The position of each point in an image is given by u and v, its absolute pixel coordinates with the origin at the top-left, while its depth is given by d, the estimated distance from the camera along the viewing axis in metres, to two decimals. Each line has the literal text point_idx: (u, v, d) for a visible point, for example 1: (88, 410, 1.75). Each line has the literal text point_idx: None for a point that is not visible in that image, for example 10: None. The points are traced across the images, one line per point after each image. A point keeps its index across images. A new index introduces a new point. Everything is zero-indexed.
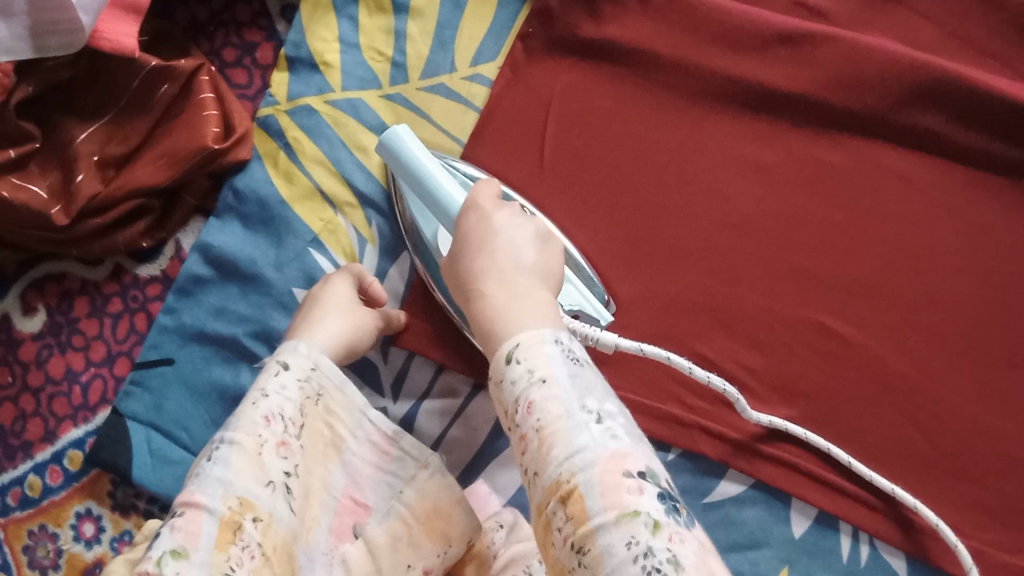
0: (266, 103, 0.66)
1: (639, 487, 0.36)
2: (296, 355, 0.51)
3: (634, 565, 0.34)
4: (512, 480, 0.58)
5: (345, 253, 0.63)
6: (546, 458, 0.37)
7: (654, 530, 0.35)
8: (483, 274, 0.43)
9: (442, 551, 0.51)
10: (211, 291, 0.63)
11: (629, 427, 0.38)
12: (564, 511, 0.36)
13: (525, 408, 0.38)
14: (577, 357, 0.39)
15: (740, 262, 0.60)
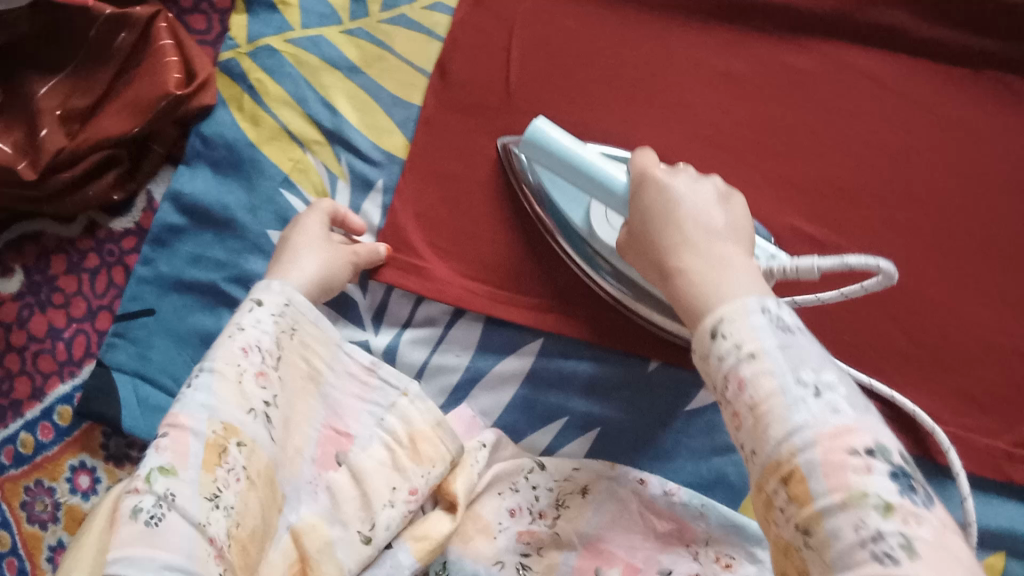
0: (227, 47, 0.65)
1: (867, 467, 0.32)
2: (268, 291, 0.51)
3: (863, 549, 0.31)
4: (496, 403, 0.59)
5: (316, 190, 0.62)
6: (761, 437, 0.35)
7: (887, 513, 0.31)
8: (677, 248, 0.43)
9: (426, 473, 0.51)
10: (187, 240, 0.63)
11: (854, 397, 0.35)
12: (786, 492, 0.34)
13: (734, 385, 0.36)
14: (788, 324, 0.37)
15: (714, 172, 0.59)
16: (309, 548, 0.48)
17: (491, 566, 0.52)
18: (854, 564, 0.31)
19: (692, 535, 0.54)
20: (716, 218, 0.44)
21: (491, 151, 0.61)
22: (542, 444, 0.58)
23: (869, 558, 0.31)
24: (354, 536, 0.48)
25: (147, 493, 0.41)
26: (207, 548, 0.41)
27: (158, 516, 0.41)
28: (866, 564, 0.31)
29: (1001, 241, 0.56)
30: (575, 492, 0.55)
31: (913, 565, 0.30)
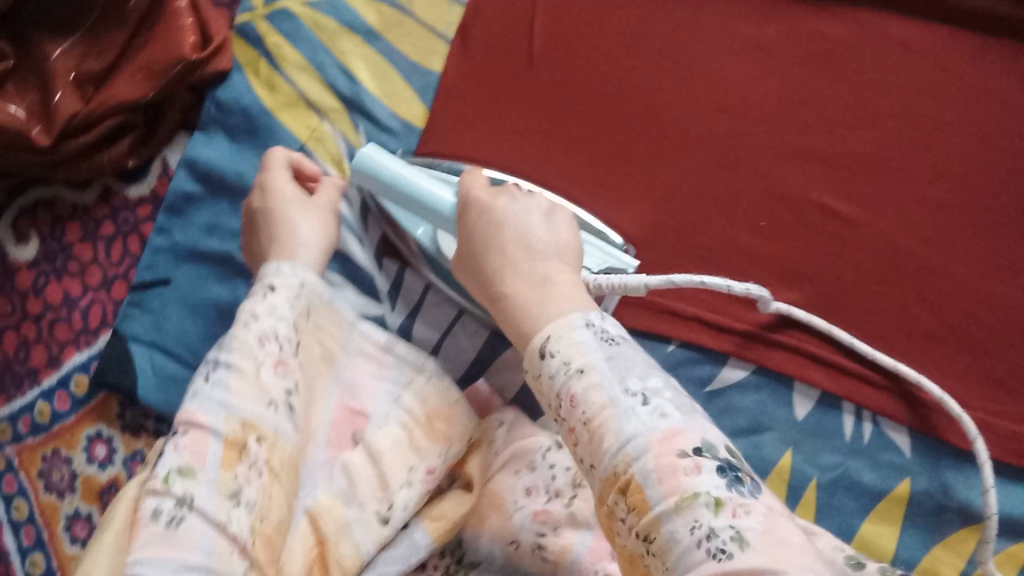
0: (243, 10, 0.63)
1: (695, 466, 0.35)
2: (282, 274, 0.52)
3: (700, 548, 0.33)
4: (513, 381, 0.58)
5: (332, 160, 0.61)
6: (598, 451, 0.37)
7: (717, 510, 0.34)
8: (501, 273, 0.44)
9: (442, 451, 0.51)
10: (202, 209, 0.62)
11: (677, 401, 0.37)
12: (625, 502, 0.36)
13: (568, 401, 0.38)
14: (612, 337, 0.39)
15: (739, 146, 0.57)
16: (328, 532, 0.47)
17: (507, 546, 0.50)
18: (694, 564, 0.33)
19: None
20: (536, 236, 0.45)
21: (512, 120, 0.60)
22: (561, 421, 0.57)
23: (706, 557, 0.33)
24: (373, 516, 0.48)
25: (166, 495, 0.42)
26: (229, 543, 0.41)
27: (178, 517, 0.41)
28: (705, 561, 0.33)
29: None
30: None
31: (747, 554, 0.32)
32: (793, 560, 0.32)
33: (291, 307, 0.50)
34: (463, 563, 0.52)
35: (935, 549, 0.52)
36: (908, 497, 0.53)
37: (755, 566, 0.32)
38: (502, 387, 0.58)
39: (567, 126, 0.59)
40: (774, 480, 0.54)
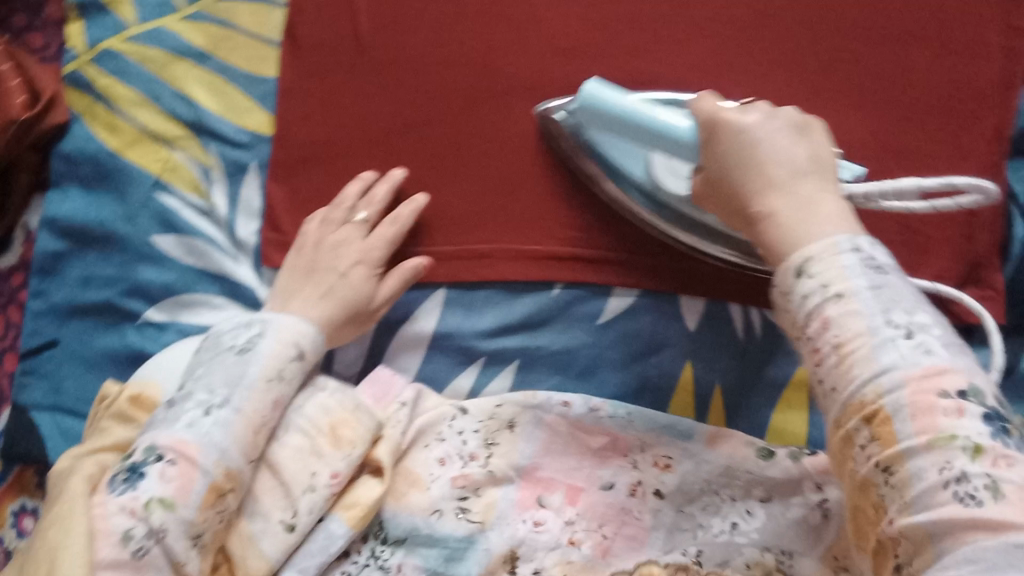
0: (68, 60, 0.63)
1: (958, 412, 0.36)
2: (266, 339, 0.53)
3: (947, 491, 0.35)
4: (412, 357, 0.60)
5: (192, 187, 0.61)
6: (845, 376, 0.39)
7: (975, 456, 0.35)
8: (762, 194, 0.44)
9: (346, 455, 0.52)
10: (73, 263, 0.62)
11: (945, 337, 0.38)
12: (869, 431, 0.38)
13: (819, 323, 0.40)
14: (879, 262, 0.40)
15: (578, 83, 0.59)
16: (235, 552, 0.50)
17: (428, 516, 0.53)
18: (935, 504, 0.35)
19: (626, 445, 0.56)
20: (798, 154, 0.44)
21: (358, 108, 0.60)
22: (466, 386, 0.59)
23: (953, 499, 0.35)
24: (279, 525, 0.50)
25: (140, 521, 0.46)
26: None
27: (145, 548, 0.45)
28: (949, 505, 0.35)
29: (859, 89, 0.58)
30: (502, 429, 0.57)
31: (994, 507, 0.34)
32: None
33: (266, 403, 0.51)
34: (388, 542, 0.53)
35: None
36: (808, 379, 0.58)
37: (1000, 520, 0.34)
38: (405, 367, 0.60)
39: (412, 102, 0.60)
40: (680, 396, 0.58)
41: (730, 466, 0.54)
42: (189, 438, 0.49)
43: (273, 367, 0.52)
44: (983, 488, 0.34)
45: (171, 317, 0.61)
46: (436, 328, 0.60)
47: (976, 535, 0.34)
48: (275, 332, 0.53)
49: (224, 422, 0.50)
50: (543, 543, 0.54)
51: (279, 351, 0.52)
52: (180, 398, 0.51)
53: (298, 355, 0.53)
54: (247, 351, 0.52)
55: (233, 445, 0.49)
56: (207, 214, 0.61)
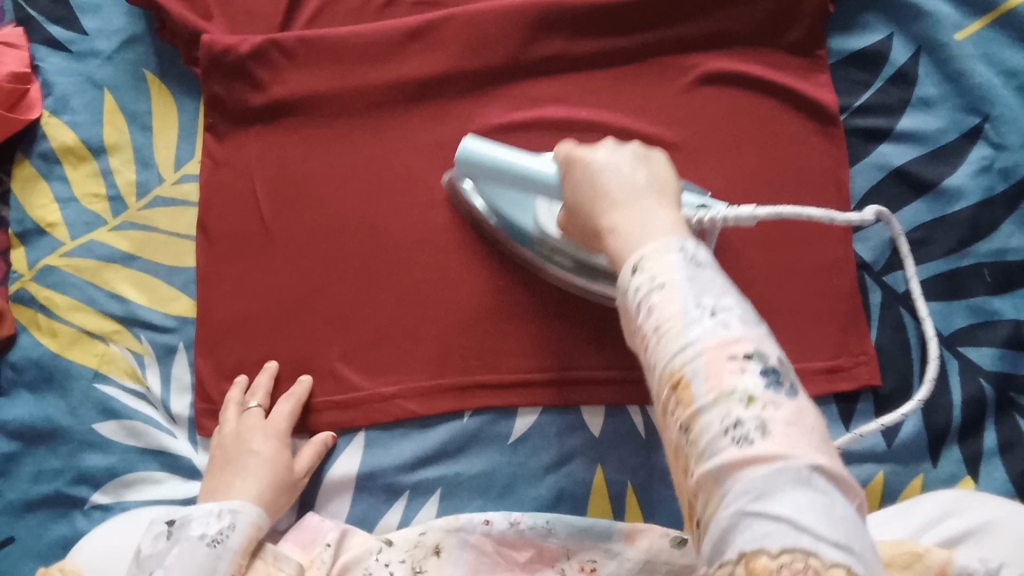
0: (13, 281, 0.70)
1: (740, 368, 0.35)
2: (235, 532, 0.55)
3: (725, 437, 0.35)
4: (342, 501, 0.62)
5: (129, 373, 0.66)
6: (661, 353, 0.38)
7: (749, 403, 0.35)
8: (608, 210, 0.46)
9: None
10: (24, 460, 0.64)
11: (750, 315, 0.38)
12: (675, 398, 0.37)
13: (643, 310, 0.39)
14: (700, 260, 0.40)
15: (457, 228, 0.67)
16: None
17: None
18: (720, 451, 0.35)
19: (551, 553, 0.58)
20: (647, 183, 0.47)
21: (268, 284, 0.68)
22: (396, 519, 0.61)
23: (731, 443, 0.34)
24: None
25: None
26: None
27: None
28: (728, 449, 0.34)
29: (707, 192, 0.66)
30: (429, 554, 0.58)
31: (765, 443, 0.34)
32: (804, 444, 0.34)
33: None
34: None
35: None
36: None
37: (767, 454, 0.34)
38: (335, 512, 0.62)
39: (316, 269, 0.67)
40: (596, 500, 0.61)
41: (650, 560, 0.56)
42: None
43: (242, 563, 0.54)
44: (755, 426, 0.34)
45: (117, 497, 0.63)
46: (356, 477, 0.62)
47: (749, 469, 0.33)
48: (244, 525, 0.55)
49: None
50: None
51: (249, 544, 0.55)
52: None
53: (261, 547, 0.56)
54: (217, 542, 0.54)
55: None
56: (143, 397, 0.66)
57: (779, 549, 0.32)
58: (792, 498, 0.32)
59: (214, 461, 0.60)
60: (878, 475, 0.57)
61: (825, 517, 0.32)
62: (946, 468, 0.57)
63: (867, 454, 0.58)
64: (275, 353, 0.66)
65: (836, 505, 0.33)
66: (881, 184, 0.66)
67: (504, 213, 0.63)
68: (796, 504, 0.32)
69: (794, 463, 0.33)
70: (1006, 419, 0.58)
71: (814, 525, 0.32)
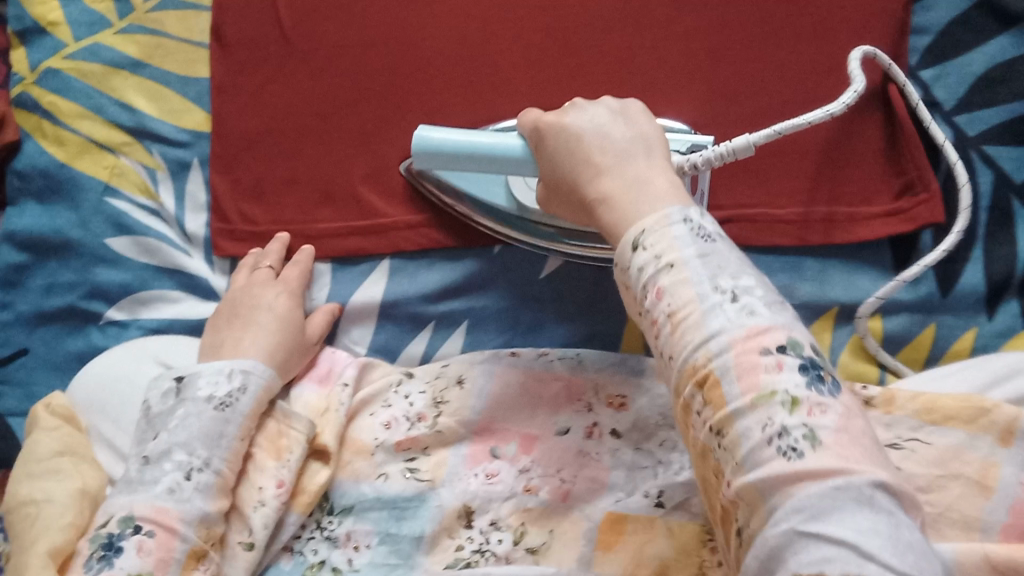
0: (15, 84, 0.66)
1: (774, 365, 0.37)
2: (248, 396, 0.51)
3: (771, 446, 0.36)
4: (363, 330, 0.60)
5: (140, 189, 0.63)
6: (679, 343, 0.40)
7: (791, 408, 0.36)
8: (596, 181, 0.48)
9: (286, 463, 0.52)
10: (35, 274, 0.63)
11: (768, 298, 0.40)
12: (702, 395, 0.39)
13: (654, 294, 0.41)
14: (707, 233, 0.42)
15: (494, 46, 0.62)
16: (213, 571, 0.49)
17: (374, 480, 0.54)
18: (763, 461, 0.36)
19: (579, 389, 0.56)
20: (627, 136, 0.49)
21: (287, 99, 0.63)
22: (419, 351, 0.59)
23: (777, 455, 0.35)
24: (237, 547, 0.50)
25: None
26: None
27: None
28: (773, 459, 0.35)
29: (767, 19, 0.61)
30: (450, 385, 0.56)
31: (813, 454, 0.35)
32: (860, 459, 0.35)
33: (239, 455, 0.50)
34: (334, 512, 0.54)
35: None
36: None
37: (821, 468, 0.34)
38: (357, 341, 0.60)
39: (341, 87, 0.63)
40: (629, 343, 0.58)
41: None
42: (170, 506, 0.47)
43: (251, 425, 0.51)
44: (802, 438, 0.35)
45: (132, 315, 0.62)
46: (378, 307, 0.60)
47: (800, 487, 0.34)
48: (257, 390, 0.52)
49: (207, 486, 0.48)
50: (498, 494, 0.53)
51: (261, 408, 0.52)
52: (156, 458, 0.49)
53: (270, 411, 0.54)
54: (227, 407, 0.51)
55: (212, 501, 0.48)
56: (156, 214, 0.63)
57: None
58: (851, 520, 0.33)
59: (213, 318, 0.58)
60: (928, 327, 0.55)
61: (891, 546, 0.32)
62: (1003, 321, 0.54)
63: (916, 303, 0.55)
64: (295, 172, 0.62)
65: (901, 525, 0.33)
66: (961, 17, 0.61)
67: (471, 195, 0.59)
68: (861, 519, 0.33)
69: (859, 485, 0.34)
70: None
71: (881, 555, 0.32)
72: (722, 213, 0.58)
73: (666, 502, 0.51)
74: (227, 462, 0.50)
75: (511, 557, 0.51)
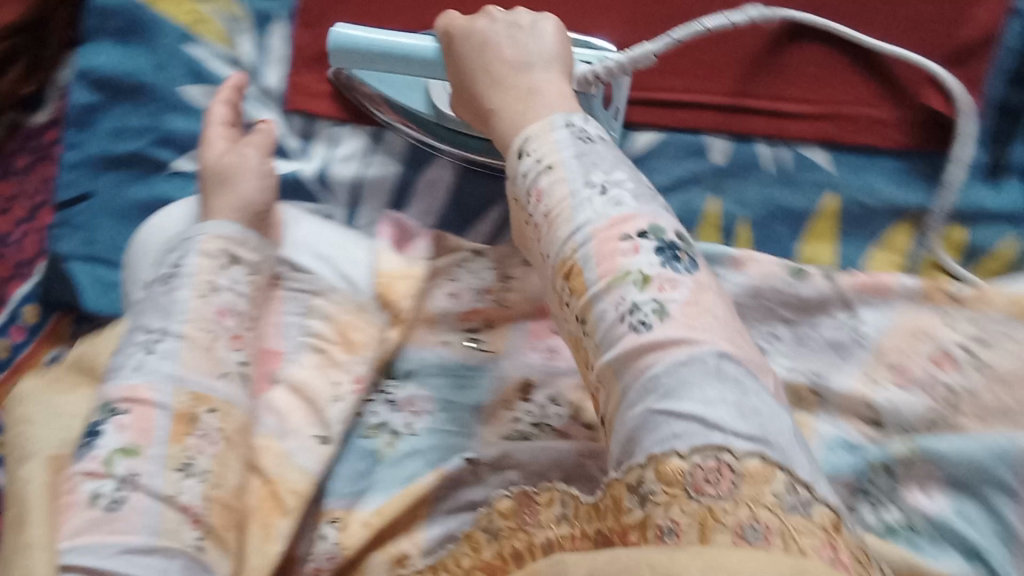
0: None
1: (630, 248, 0.38)
2: (189, 257, 0.52)
3: (622, 322, 0.37)
4: (431, 207, 0.61)
5: (220, 39, 0.63)
6: (553, 238, 0.41)
7: (641, 286, 0.38)
8: (485, 95, 0.49)
9: (365, 359, 0.52)
10: (105, 115, 0.62)
11: (637, 190, 0.41)
12: (568, 285, 0.40)
13: (535, 197, 0.43)
14: (587, 137, 0.44)
15: None
16: (269, 468, 0.47)
17: (439, 348, 0.54)
18: (617, 338, 0.37)
19: None
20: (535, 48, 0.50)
21: None
22: (487, 232, 0.60)
23: (628, 330, 0.37)
24: (312, 440, 0.48)
25: (107, 477, 0.43)
26: (177, 519, 0.43)
27: (118, 500, 0.42)
28: (624, 334, 0.37)
29: None
30: (520, 263, 0.57)
31: (660, 326, 0.37)
32: (703, 329, 0.37)
33: (207, 316, 0.50)
34: (397, 378, 0.54)
35: (873, 253, 0.55)
36: (838, 211, 0.56)
37: (665, 338, 0.36)
38: (427, 215, 0.61)
39: None
40: (707, 231, 0.56)
41: (758, 286, 0.51)
42: (139, 380, 0.46)
43: (206, 280, 0.51)
44: (651, 311, 0.37)
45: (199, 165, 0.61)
46: (451, 187, 0.61)
47: (649, 358, 0.36)
48: (197, 247, 0.52)
49: (171, 352, 0.48)
50: (559, 369, 0.53)
51: (210, 263, 0.52)
52: (124, 345, 0.49)
53: (230, 261, 0.53)
54: (174, 275, 0.51)
55: (219, 380, 0.48)
56: (235, 65, 0.63)
57: (690, 449, 0.33)
58: (699, 394, 0.35)
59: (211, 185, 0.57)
60: (1007, 242, 0.54)
61: (735, 413, 0.34)
62: None
63: (1001, 215, 0.55)
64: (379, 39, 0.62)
65: (750, 396, 0.35)
66: None
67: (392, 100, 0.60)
68: (709, 389, 0.35)
69: (711, 361, 0.36)
70: None
71: (723, 423, 0.34)
72: (799, 107, 0.57)
73: None
74: (191, 322, 0.49)
75: (570, 433, 0.50)
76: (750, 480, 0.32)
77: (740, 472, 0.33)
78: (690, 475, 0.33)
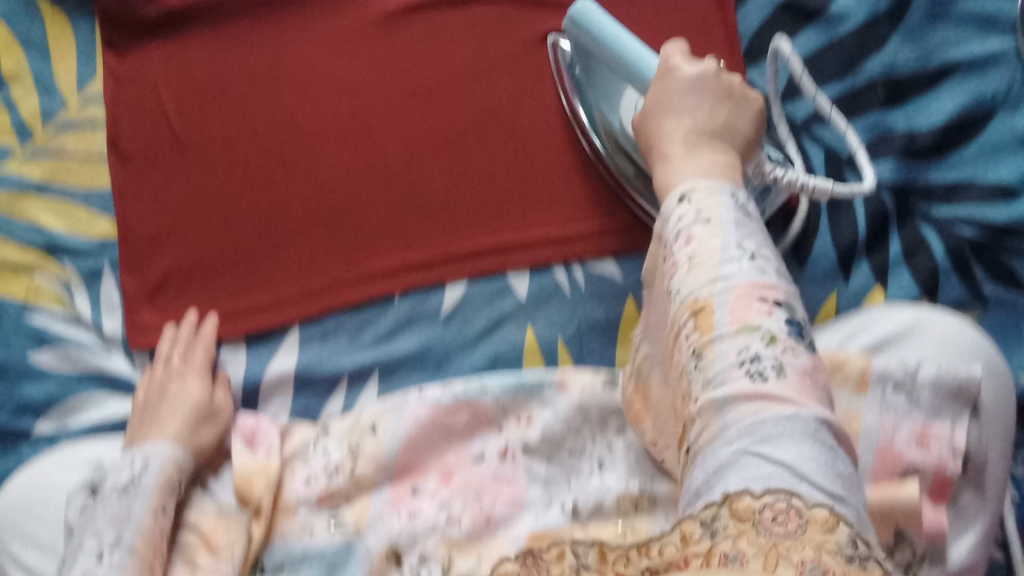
0: None
1: (768, 309, 0.42)
2: (151, 472, 0.54)
3: (741, 369, 0.40)
4: (281, 401, 0.62)
5: (58, 303, 0.65)
6: (692, 279, 0.44)
7: (770, 342, 0.40)
8: (669, 134, 0.52)
9: (229, 558, 0.54)
10: None
11: (781, 270, 0.44)
12: (693, 324, 0.43)
13: (684, 239, 0.45)
14: (748, 211, 0.46)
15: (367, 113, 0.67)
16: None
17: (301, 534, 0.56)
18: (730, 379, 0.40)
19: (487, 413, 0.58)
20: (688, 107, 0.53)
21: (186, 195, 0.66)
22: (339, 407, 0.62)
23: (744, 375, 0.40)
24: None
25: None
26: None
27: None
28: (740, 379, 0.40)
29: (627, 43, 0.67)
30: (365, 432, 0.58)
31: (779, 382, 0.39)
32: (812, 398, 0.39)
33: (155, 530, 0.52)
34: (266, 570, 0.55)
35: None
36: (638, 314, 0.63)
37: (781, 391, 0.39)
38: (277, 409, 0.62)
39: (230, 178, 0.66)
40: (530, 358, 0.62)
41: (584, 405, 0.57)
42: None
43: (159, 501, 0.53)
44: (771, 365, 0.40)
45: (60, 425, 0.63)
46: (294, 378, 0.63)
47: (764, 403, 0.39)
48: (160, 465, 0.55)
49: (121, 564, 0.50)
50: (421, 528, 0.54)
51: (169, 488, 0.54)
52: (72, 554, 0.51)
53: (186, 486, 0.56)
54: (132, 487, 0.53)
55: None
56: (76, 323, 0.65)
57: (764, 489, 0.36)
58: (794, 446, 0.37)
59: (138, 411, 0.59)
60: None
61: (820, 470, 0.36)
62: (857, 284, 0.61)
63: None
64: (202, 262, 0.65)
65: (834, 455, 0.37)
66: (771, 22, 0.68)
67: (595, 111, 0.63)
68: (802, 445, 0.37)
69: (804, 418, 0.38)
70: (909, 225, 0.62)
71: (811, 475, 0.36)
72: (571, 230, 0.64)
73: (581, 510, 0.54)
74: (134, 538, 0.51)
75: None
76: (815, 526, 0.34)
77: (806, 517, 0.35)
78: (760, 514, 0.35)
